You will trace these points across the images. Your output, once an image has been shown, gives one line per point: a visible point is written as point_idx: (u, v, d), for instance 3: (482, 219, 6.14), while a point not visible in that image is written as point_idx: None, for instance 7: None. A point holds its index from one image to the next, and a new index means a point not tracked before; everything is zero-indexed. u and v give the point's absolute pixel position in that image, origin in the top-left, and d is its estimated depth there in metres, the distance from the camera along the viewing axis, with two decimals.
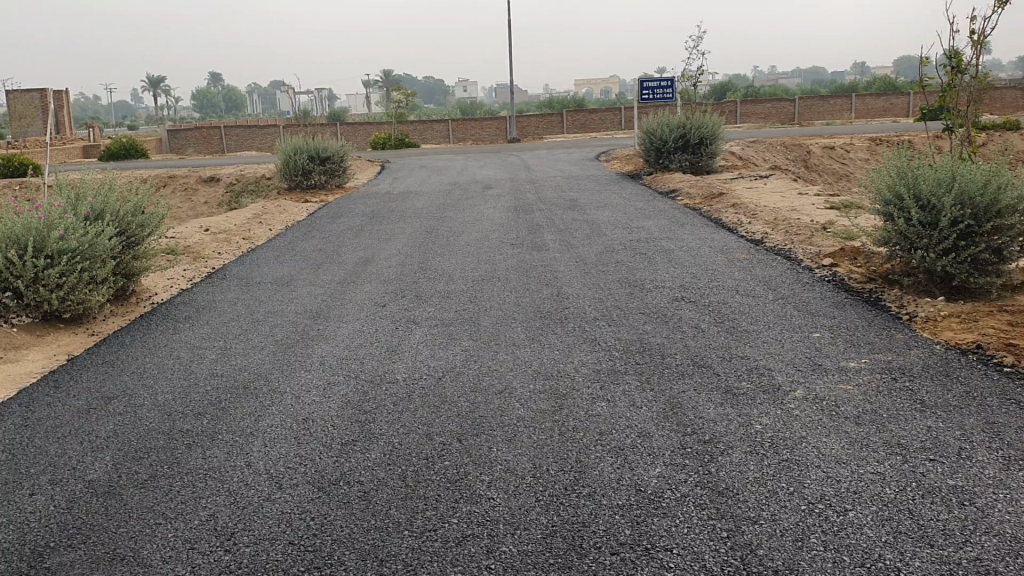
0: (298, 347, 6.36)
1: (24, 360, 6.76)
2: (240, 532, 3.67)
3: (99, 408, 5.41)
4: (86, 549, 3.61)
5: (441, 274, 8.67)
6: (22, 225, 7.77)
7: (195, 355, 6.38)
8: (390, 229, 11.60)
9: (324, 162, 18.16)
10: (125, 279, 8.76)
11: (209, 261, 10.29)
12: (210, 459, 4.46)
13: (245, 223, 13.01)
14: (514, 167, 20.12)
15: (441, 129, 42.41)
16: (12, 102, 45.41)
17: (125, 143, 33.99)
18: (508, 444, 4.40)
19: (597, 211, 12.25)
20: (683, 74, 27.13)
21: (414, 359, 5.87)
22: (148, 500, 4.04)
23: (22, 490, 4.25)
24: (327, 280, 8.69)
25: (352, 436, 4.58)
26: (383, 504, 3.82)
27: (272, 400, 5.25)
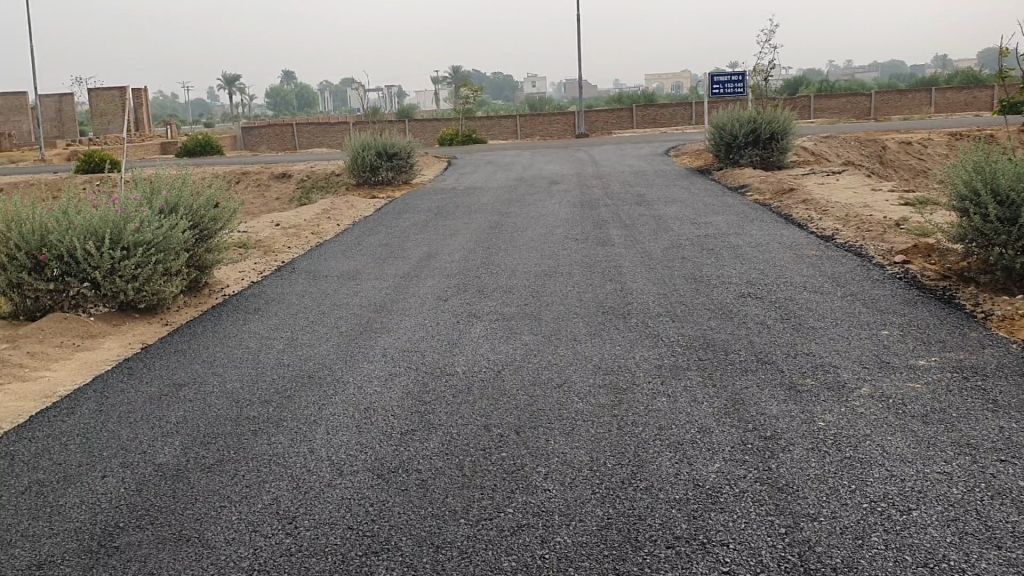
0: (362, 339, 6.45)
1: (100, 348, 6.99)
2: (301, 516, 3.75)
3: (169, 395, 5.57)
4: (153, 530, 3.73)
5: (504, 269, 8.71)
6: (100, 217, 8.04)
7: (263, 345, 6.53)
8: (455, 224, 11.68)
9: (392, 159, 18.37)
10: (198, 271, 8.99)
11: (279, 254, 10.51)
12: (275, 445, 4.56)
13: (314, 218, 13.26)
14: (581, 162, 20.09)
15: (509, 125, 42.54)
16: (95, 99, 47.00)
17: (201, 139, 34.82)
18: (566, 436, 4.40)
19: (664, 206, 12.14)
20: (755, 68, 26.72)
21: (475, 352, 5.90)
22: (214, 484, 4.15)
23: (95, 472, 4.41)
24: (391, 274, 8.80)
25: (412, 426, 4.64)
26: (440, 492, 3.86)
27: (335, 390, 5.34)
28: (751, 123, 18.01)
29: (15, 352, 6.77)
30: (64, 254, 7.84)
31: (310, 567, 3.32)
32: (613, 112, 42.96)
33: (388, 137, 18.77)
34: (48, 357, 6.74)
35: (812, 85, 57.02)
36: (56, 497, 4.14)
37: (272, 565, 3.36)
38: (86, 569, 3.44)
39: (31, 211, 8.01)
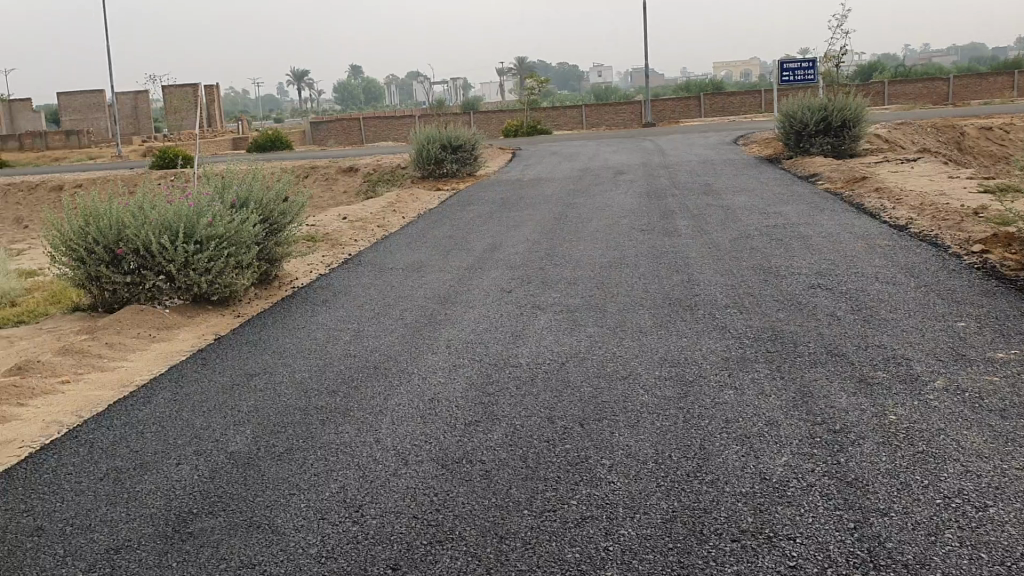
0: (427, 330, 6.51)
1: (176, 339, 7.19)
2: (368, 504, 3.80)
3: (240, 385, 5.70)
4: (225, 517, 3.82)
5: (569, 260, 8.68)
6: (174, 212, 8.25)
7: (331, 336, 6.64)
8: (520, 216, 11.69)
9: (457, 151, 18.46)
10: (268, 264, 9.17)
11: (346, 247, 10.66)
12: (341, 434, 4.63)
13: (380, 212, 13.41)
14: (648, 152, 19.91)
15: (575, 115, 42.39)
16: (169, 96, 48.29)
17: (271, 135, 35.45)
18: (630, 429, 4.38)
19: (733, 196, 11.97)
20: (827, 54, 26.11)
21: (539, 344, 5.90)
22: (283, 472, 4.24)
23: (170, 459, 4.54)
24: (456, 266, 8.85)
25: (476, 417, 4.67)
26: (504, 483, 3.88)
27: (400, 380, 5.41)
28: (822, 112, 17.59)
29: (95, 343, 6.99)
30: (141, 248, 8.08)
31: (377, 555, 3.37)
32: (680, 101, 42.42)
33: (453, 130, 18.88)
34: (126, 347, 6.95)
35: (888, 70, 55.50)
36: (133, 483, 4.27)
37: (340, 553, 3.42)
38: (161, 553, 3.55)
39: (109, 206, 8.28)
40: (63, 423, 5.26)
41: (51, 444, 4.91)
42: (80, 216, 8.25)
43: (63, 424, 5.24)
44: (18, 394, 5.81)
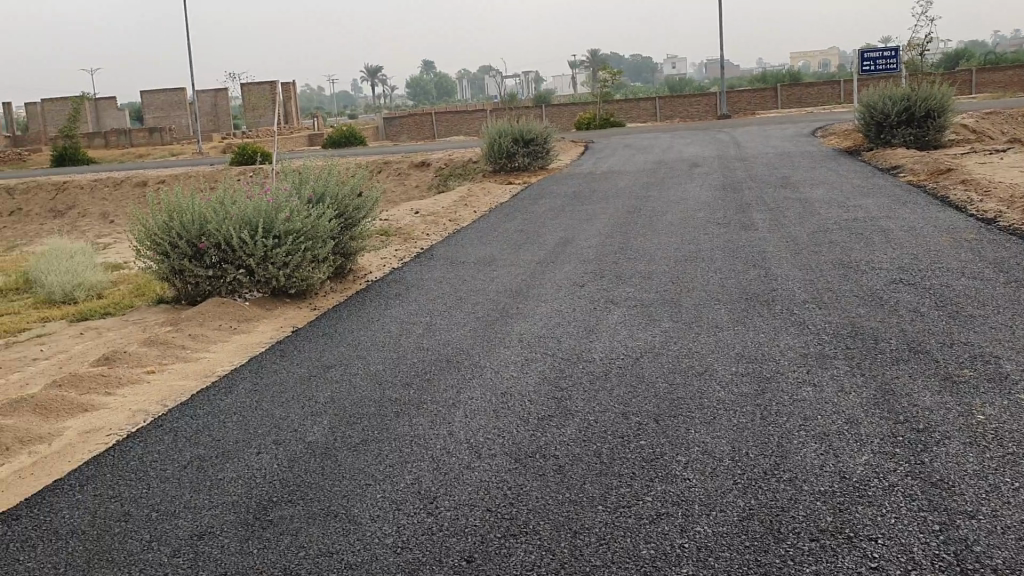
0: (500, 324, 6.53)
1: (255, 331, 7.36)
2: (442, 496, 3.84)
3: (317, 376, 5.80)
4: (304, 505, 3.90)
5: (643, 254, 8.61)
6: (254, 208, 8.44)
7: (405, 329, 6.71)
8: (593, 209, 11.65)
9: (529, 145, 18.45)
10: (343, 258, 9.30)
11: (418, 241, 10.76)
12: (416, 427, 4.68)
13: (452, 206, 13.49)
14: (723, 144, 19.61)
15: (648, 107, 42.01)
16: (248, 93, 49.37)
17: (346, 130, 35.96)
18: (707, 425, 4.33)
19: (811, 189, 11.72)
20: (911, 43, 25.34)
21: (612, 339, 5.87)
22: (359, 463, 4.31)
23: (251, 448, 4.66)
24: (528, 260, 8.86)
25: (549, 411, 4.67)
26: (578, 478, 3.87)
27: (473, 374, 5.44)
28: (904, 102, 17.11)
29: (178, 334, 7.20)
30: (222, 242, 8.29)
31: (451, 547, 3.40)
32: (757, 93, 41.67)
33: (525, 123, 18.89)
34: (208, 338, 7.14)
35: (976, 58, 53.68)
36: (215, 471, 4.39)
37: (415, 543, 3.46)
38: (243, 540, 3.64)
39: (192, 202, 8.51)
40: (149, 412, 5.43)
41: (137, 432, 5.07)
42: (165, 212, 8.51)
43: (148, 413, 5.41)
44: (106, 384, 6.02)
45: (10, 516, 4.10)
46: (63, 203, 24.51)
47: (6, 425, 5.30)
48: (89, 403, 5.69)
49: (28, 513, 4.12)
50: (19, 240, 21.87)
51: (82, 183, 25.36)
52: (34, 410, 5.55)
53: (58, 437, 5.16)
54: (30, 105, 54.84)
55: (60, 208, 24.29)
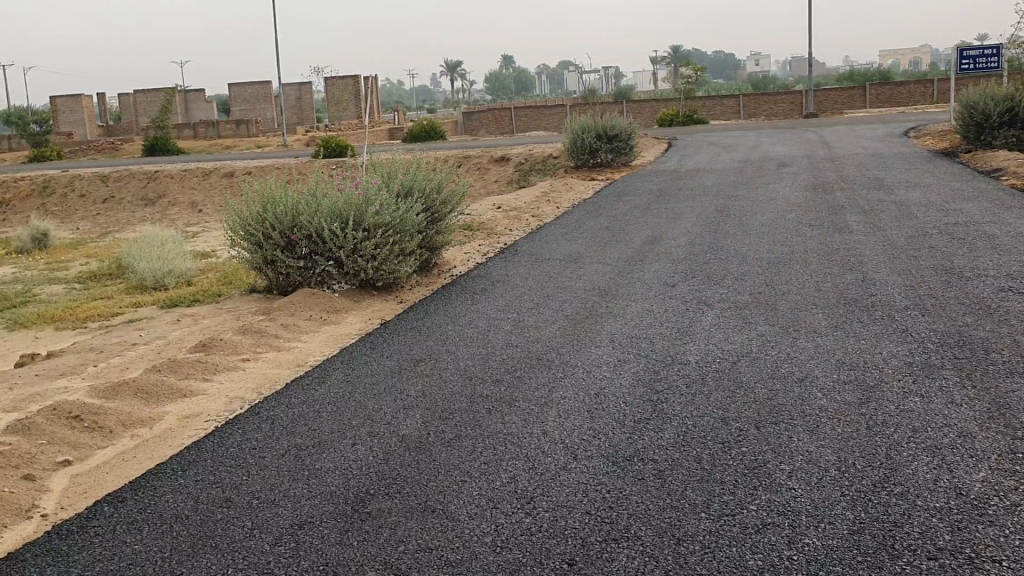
0: (588, 322, 6.48)
1: (344, 323, 7.44)
2: (539, 497, 3.80)
3: (408, 370, 5.83)
4: (402, 499, 3.91)
5: (734, 255, 8.45)
6: (345, 201, 8.56)
7: (494, 325, 6.71)
8: (679, 207, 11.49)
9: (612, 141, 18.31)
10: (429, 252, 9.34)
11: (502, 237, 10.77)
12: (509, 425, 4.65)
13: (535, 201, 13.46)
14: (812, 144, 19.19)
15: (731, 105, 41.35)
16: (331, 87, 50.15)
17: (426, 125, 36.16)
18: (810, 434, 4.21)
19: (908, 191, 11.34)
20: (1014, 41, 24.34)
21: (705, 341, 5.76)
22: (453, 458, 4.31)
23: (346, 439, 4.70)
24: (615, 258, 8.76)
25: (646, 414, 4.60)
26: (679, 484, 3.81)
27: (565, 372, 5.39)
28: (1006, 103, 16.52)
29: (271, 323, 7.31)
30: (313, 234, 8.43)
31: (551, 549, 3.37)
32: (844, 91, 40.67)
33: (608, 119, 18.76)
34: (300, 329, 7.25)
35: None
36: (312, 461, 4.43)
37: (515, 543, 3.43)
38: (342, 531, 3.67)
39: (286, 194, 8.67)
40: (245, 399, 5.53)
41: (235, 419, 5.16)
42: (260, 203, 8.69)
43: (245, 401, 5.51)
44: (204, 370, 6.16)
45: (117, 499, 4.20)
46: (154, 191, 25.23)
47: (109, 408, 5.44)
48: (186, 389, 5.81)
49: (134, 496, 4.22)
50: (112, 227, 22.57)
51: (172, 172, 26.08)
52: (136, 393, 5.70)
53: (160, 421, 5.28)
54: (123, 96, 56.62)
55: (151, 196, 24.99)
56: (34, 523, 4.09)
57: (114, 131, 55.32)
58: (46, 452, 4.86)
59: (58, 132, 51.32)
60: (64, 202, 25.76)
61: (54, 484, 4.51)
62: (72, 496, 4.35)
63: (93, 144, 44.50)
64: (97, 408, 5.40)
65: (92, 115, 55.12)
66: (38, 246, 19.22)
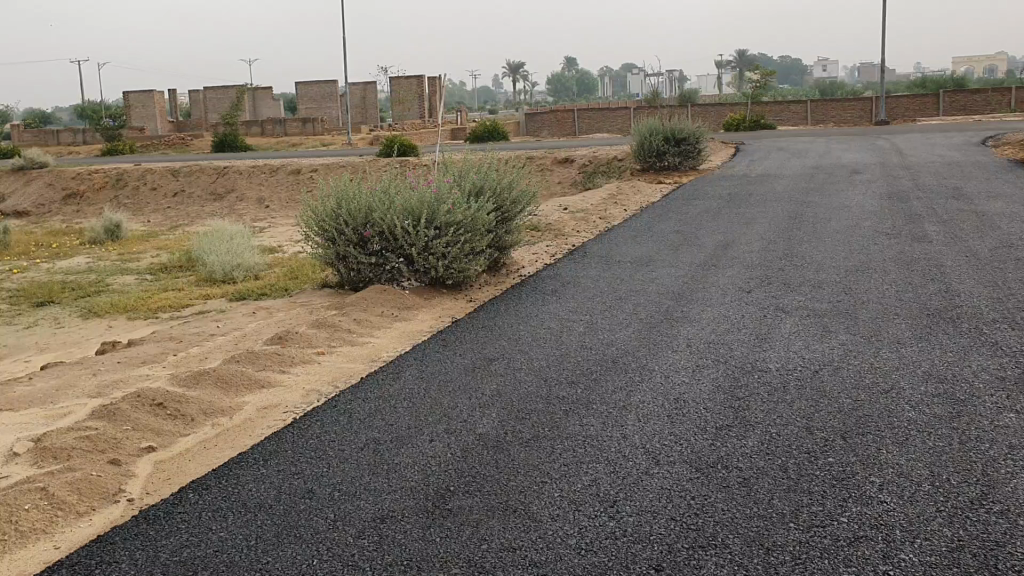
0: (663, 326, 6.41)
1: (415, 320, 7.47)
2: (623, 501, 3.76)
3: (481, 368, 5.83)
4: (482, 498, 3.90)
5: (809, 262, 8.29)
6: (418, 198, 8.62)
7: (566, 326, 6.68)
8: (751, 213, 11.35)
9: (680, 144, 18.16)
10: (497, 251, 9.34)
11: (570, 238, 10.74)
12: (587, 427, 4.61)
13: (602, 203, 13.38)
14: (885, 151, 18.79)
15: (799, 110, 40.75)
16: (396, 87, 50.62)
17: (489, 126, 36.25)
18: (900, 447, 4.10)
19: (990, 201, 11.02)
20: None
21: (785, 349, 5.65)
22: (532, 459, 4.28)
23: (423, 435, 4.71)
24: (687, 262, 8.66)
25: (727, 421, 4.53)
26: (765, 492, 3.74)
27: (642, 376, 5.34)
28: None
29: (343, 318, 7.39)
30: (385, 231, 8.52)
31: (637, 554, 3.32)
32: (917, 98, 39.82)
33: (676, 122, 18.60)
34: (372, 324, 7.30)
35: None
36: (390, 456, 4.45)
37: (600, 546, 3.40)
38: (425, 527, 3.67)
39: (360, 191, 8.77)
40: (322, 392, 5.59)
41: (312, 411, 5.21)
42: (335, 199, 8.82)
43: (321, 394, 5.56)
44: (280, 362, 6.24)
45: (200, 486, 4.27)
46: (224, 186, 25.73)
47: (191, 396, 5.54)
48: (263, 380, 5.89)
49: (217, 484, 4.28)
50: (182, 220, 23.05)
51: (240, 168, 26.55)
52: (216, 383, 5.79)
53: (239, 411, 5.36)
54: (194, 92, 57.84)
55: (220, 191, 25.49)
56: (121, 507, 4.17)
57: (184, 127, 56.58)
58: (130, 437, 4.96)
59: (131, 126, 52.57)
60: (137, 195, 26.39)
61: (138, 469, 4.61)
62: (156, 482, 4.43)
63: (164, 139, 45.56)
64: (179, 396, 5.50)
65: (164, 111, 56.44)
66: (111, 238, 19.72)
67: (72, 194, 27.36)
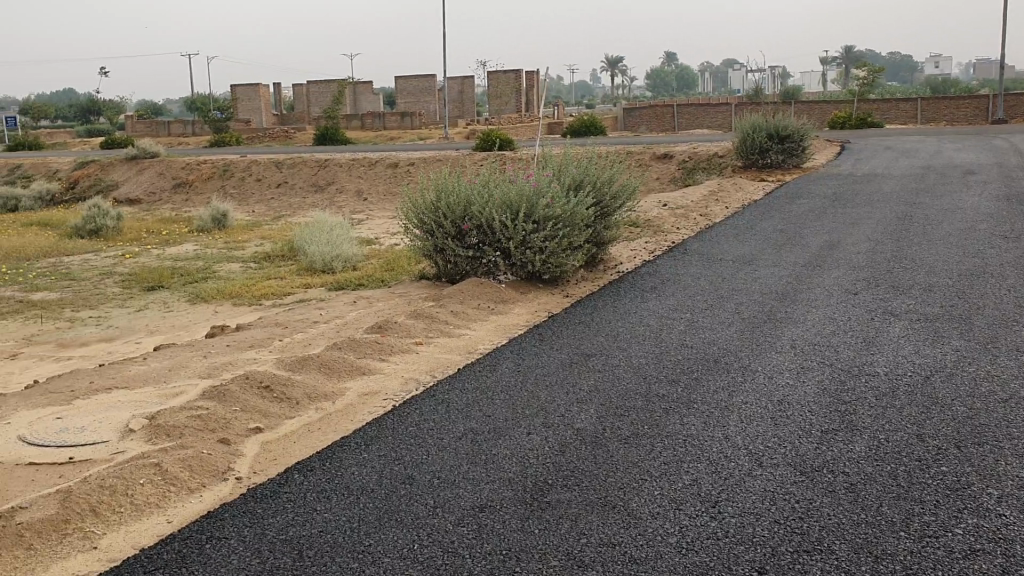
0: (765, 327, 6.28)
1: (512, 313, 7.51)
2: (725, 502, 3.70)
3: (579, 363, 5.82)
4: (581, 492, 3.89)
5: (919, 265, 8.01)
6: (517, 192, 8.64)
7: (665, 324, 6.61)
8: (857, 213, 11.03)
9: (784, 141, 17.75)
10: (595, 247, 9.30)
11: (670, 235, 10.63)
12: (688, 426, 4.56)
13: (702, 200, 13.19)
14: (1003, 151, 17.98)
15: (910, 108, 39.35)
16: (495, 81, 50.93)
17: (586, 120, 36.13)
18: (1020, 459, 3.92)
19: None
20: None
21: (894, 354, 5.47)
22: (632, 456, 4.25)
23: (521, 427, 4.73)
24: (790, 262, 8.47)
25: (834, 425, 4.40)
26: (874, 499, 3.62)
27: (744, 377, 5.24)
28: None
29: (441, 309, 7.47)
30: (483, 225, 8.58)
31: (740, 555, 3.27)
32: None
33: (780, 118, 18.19)
34: (470, 316, 7.37)
35: None
36: (489, 447, 4.48)
37: (701, 546, 3.35)
38: (523, 518, 3.68)
39: (460, 185, 8.87)
40: (420, 381, 5.67)
41: (411, 399, 5.30)
42: (435, 192, 8.94)
43: (420, 382, 5.64)
44: (381, 350, 6.35)
45: (305, 467, 4.38)
46: (324, 178, 26.34)
47: (295, 381, 5.69)
48: (364, 367, 6.01)
49: (321, 466, 4.38)
50: (285, 211, 23.71)
51: (340, 161, 27.13)
52: (319, 369, 5.93)
53: (341, 397, 5.49)
54: (297, 86, 59.30)
55: (321, 183, 26.10)
56: (229, 485, 4.31)
57: (287, 120, 58.15)
58: (238, 418, 5.12)
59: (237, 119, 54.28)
60: (243, 185, 27.26)
61: (246, 449, 4.75)
62: (263, 462, 4.56)
63: (268, 132, 46.87)
64: (285, 380, 5.66)
65: (269, 104, 58.09)
66: (218, 226, 20.42)
67: (181, 183, 28.43)
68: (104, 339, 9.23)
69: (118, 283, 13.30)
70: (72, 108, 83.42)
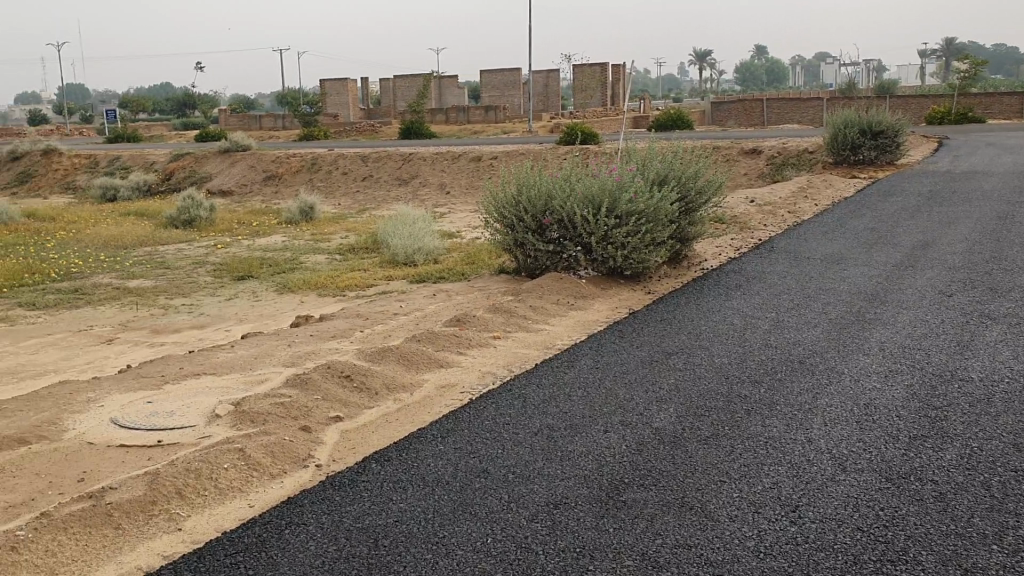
0: (853, 328, 6.09)
1: (592, 309, 7.46)
2: (806, 507, 3.60)
3: (659, 362, 5.74)
4: (657, 492, 3.84)
5: (1020, 266, 7.67)
6: (599, 186, 8.56)
7: (749, 323, 6.48)
8: (955, 211, 10.63)
9: (877, 137, 17.23)
10: (679, 243, 9.18)
11: (755, 232, 10.42)
12: (769, 428, 4.45)
13: (790, 197, 12.88)
14: None
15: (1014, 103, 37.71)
16: (580, 75, 50.71)
17: (672, 114, 35.69)
18: None
19: None
20: None
21: (990, 358, 5.25)
22: (710, 457, 4.17)
23: (598, 425, 4.69)
24: (881, 262, 8.20)
25: (924, 431, 4.24)
26: (964, 510, 3.48)
27: (829, 379, 5.10)
28: None
29: (520, 304, 7.47)
30: (564, 219, 8.54)
31: (821, 562, 3.17)
32: None
33: (874, 113, 17.66)
34: (549, 311, 7.36)
35: None
36: (565, 443, 4.46)
37: (780, 551, 3.27)
38: (598, 516, 3.65)
39: (542, 179, 8.85)
40: (498, 375, 5.68)
41: (489, 392, 5.31)
42: (516, 187, 8.95)
43: (497, 376, 5.66)
44: (459, 343, 6.39)
45: (383, 457, 4.43)
46: (409, 171, 26.64)
47: (375, 371, 5.76)
48: (442, 360, 6.05)
49: (398, 456, 4.43)
50: (371, 204, 24.08)
51: (425, 155, 27.39)
52: (399, 360, 6.00)
53: (419, 388, 5.53)
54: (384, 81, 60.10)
55: (405, 176, 26.42)
56: (310, 472, 4.39)
57: (374, 114, 58.98)
58: (319, 406, 5.21)
59: (326, 113, 55.33)
60: (330, 178, 27.78)
61: (326, 437, 4.83)
62: (342, 450, 4.63)
63: (355, 126, 47.64)
64: (365, 370, 5.74)
65: (356, 98, 59.04)
66: (305, 218, 20.87)
67: (271, 175, 29.13)
68: (195, 327, 9.51)
69: (209, 272, 13.71)
70: (169, 102, 86.27)
